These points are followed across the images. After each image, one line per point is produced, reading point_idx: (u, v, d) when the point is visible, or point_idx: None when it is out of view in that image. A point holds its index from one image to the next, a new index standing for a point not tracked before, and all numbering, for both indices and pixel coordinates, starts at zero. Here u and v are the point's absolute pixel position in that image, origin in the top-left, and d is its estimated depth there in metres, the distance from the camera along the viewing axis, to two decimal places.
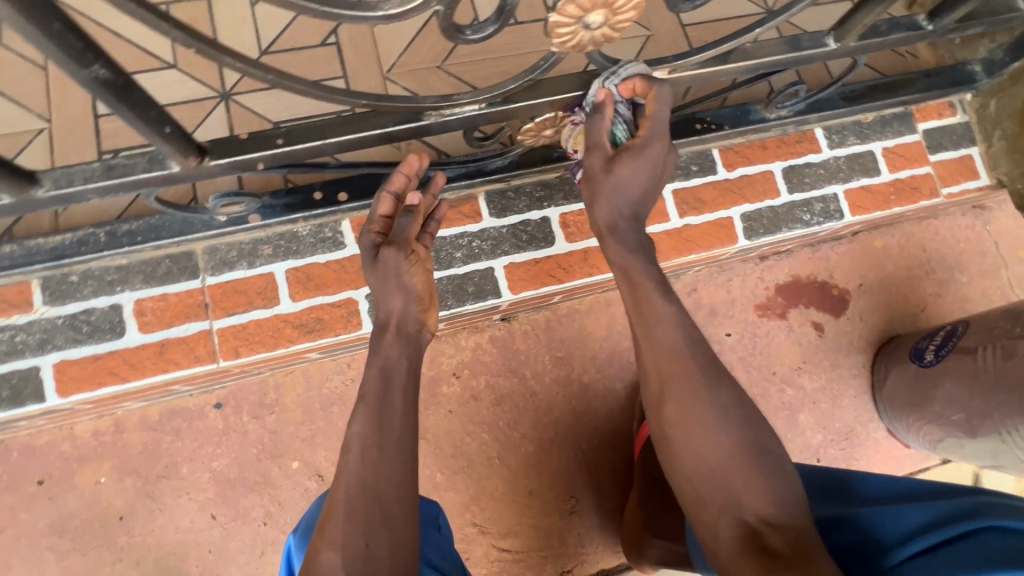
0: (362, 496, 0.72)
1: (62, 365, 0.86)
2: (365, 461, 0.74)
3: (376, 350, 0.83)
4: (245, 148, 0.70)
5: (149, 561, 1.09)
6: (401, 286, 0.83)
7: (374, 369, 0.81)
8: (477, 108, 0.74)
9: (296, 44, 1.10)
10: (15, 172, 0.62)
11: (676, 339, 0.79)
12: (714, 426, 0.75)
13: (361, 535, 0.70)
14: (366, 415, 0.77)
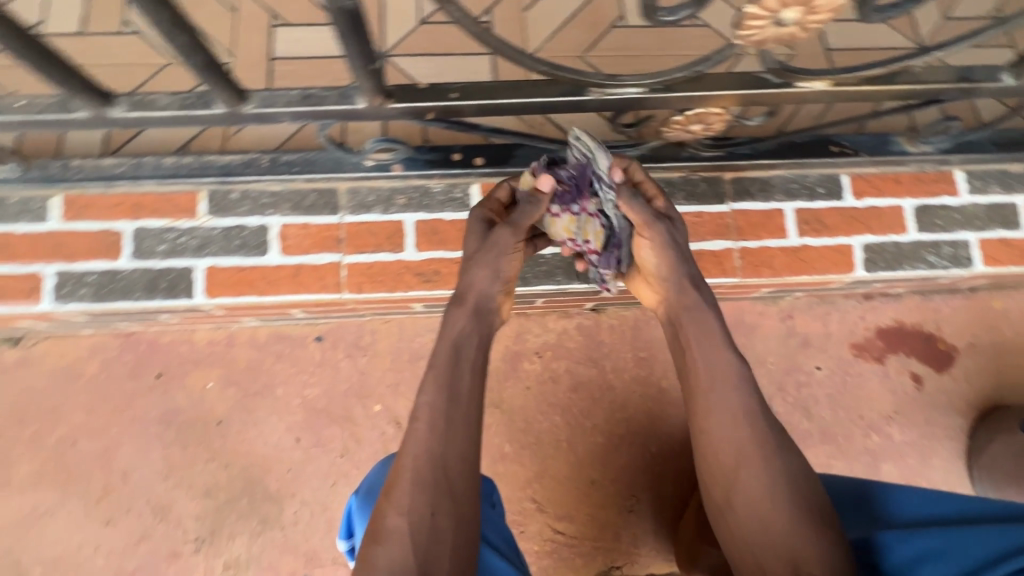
0: (429, 467, 0.76)
1: (212, 270, 0.96)
2: (429, 437, 0.77)
3: (451, 326, 0.86)
4: (424, 97, 0.76)
5: (236, 467, 1.18)
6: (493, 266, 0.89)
7: (445, 342, 0.85)
8: (637, 93, 0.77)
9: (451, 18, 1.17)
10: (235, 86, 0.70)
11: (735, 414, 0.80)
12: (772, 496, 0.76)
13: (428, 504, 0.74)
14: (432, 391, 0.80)
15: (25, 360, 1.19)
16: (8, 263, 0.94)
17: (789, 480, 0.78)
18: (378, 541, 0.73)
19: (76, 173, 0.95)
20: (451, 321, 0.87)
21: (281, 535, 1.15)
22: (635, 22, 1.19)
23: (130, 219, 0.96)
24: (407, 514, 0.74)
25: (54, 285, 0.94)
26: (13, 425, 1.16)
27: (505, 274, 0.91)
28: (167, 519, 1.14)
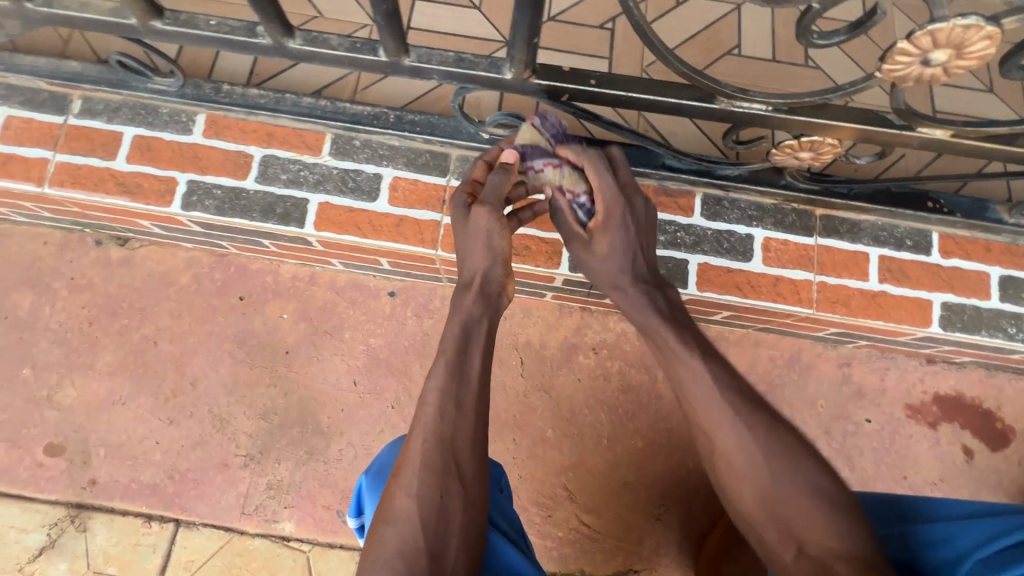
0: (437, 449, 0.69)
1: (325, 206, 1.03)
2: (436, 420, 0.71)
3: (459, 309, 0.80)
4: (564, 79, 0.82)
5: (294, 397, 1.23)
6: (488, 245, 0.81)
7: (455, 326, 0.78)
8: (762, 110, 0.81)
9: (577, 20, 1.23)
10: (402, 38, 0.77)
11: (705, 391, 0.77)
12: (759, 462, 0.72)
13: (435, 487, 0.68)
14: (440, 373, 0.74)
15: (127, 260, 1.29)
16: (148, 165, 1.02)
17: (771, 443, 0.74)
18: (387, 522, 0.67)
19: (224, 97, 1.03)
20: (460, 309, 0.80)
21: (323, 469, 1.20)
22: (749, 54, 1.24)
23: (261, 146, 1.04)
24: (419, 494, 0.67)
25: (184, 191, 1.02)
26: (105, 316, 1.26)
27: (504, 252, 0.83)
28: (224, 431, 1.21)
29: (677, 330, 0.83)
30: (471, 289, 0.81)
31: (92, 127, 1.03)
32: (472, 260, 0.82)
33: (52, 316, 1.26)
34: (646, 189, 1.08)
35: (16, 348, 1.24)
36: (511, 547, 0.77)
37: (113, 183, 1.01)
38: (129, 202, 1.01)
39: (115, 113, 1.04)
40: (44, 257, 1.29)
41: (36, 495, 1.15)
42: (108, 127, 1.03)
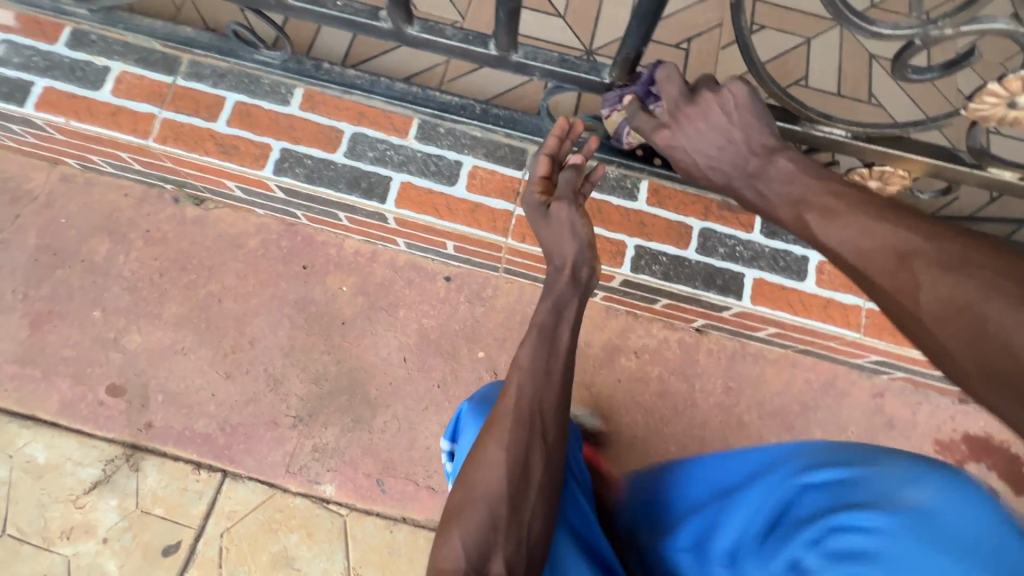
0: (527, 408, 0.74)
1: (406, 185, 1.09)
2: (524, 378, 0.75)
3: (549, 288, 0.82)
4: None
5: (346, 366, 1.28)
6: (574, 234, 0.82)
7: (544, 300, 0.81)
8: (841, 135, 0.87)
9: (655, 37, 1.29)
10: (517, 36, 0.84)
11: (846, 237, 0.63)
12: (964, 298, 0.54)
13: (521, 437, 0.72)
14: (530, 341, 0.77)
15: (202, 219, 1.35)
16: (246, 129, 1.09)
17: (963, 286, 0.54)
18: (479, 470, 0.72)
19: (323, 74, 1.10)
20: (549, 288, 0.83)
21: (367, 437, 1.24)
22: (816, 85, 1.29)
23: (352, 123, 1.10)
24: (502, 447, 0.72)
25: (277, 158, 1.08)
26: (175, 269, 1.32)
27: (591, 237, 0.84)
28: (277, 391, 1.25)
29: (815, 205, 0.67)
30: (559, 271, 0.83)
31: (198, 89, 1.10)
32: (562, 247, 0.83)
33: (126, 264, 1.32)
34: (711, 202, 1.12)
35: (89, 291, 1.30)
36: (583, 501, 0.89)
37: (212, 143, 1.08)
38: (225, 163, 1.07)
39: (220, 79, 1.11)
40: (123, 208, 1.35)
41: (95, 432, 1.20)
42: (213, 91, 1.10)
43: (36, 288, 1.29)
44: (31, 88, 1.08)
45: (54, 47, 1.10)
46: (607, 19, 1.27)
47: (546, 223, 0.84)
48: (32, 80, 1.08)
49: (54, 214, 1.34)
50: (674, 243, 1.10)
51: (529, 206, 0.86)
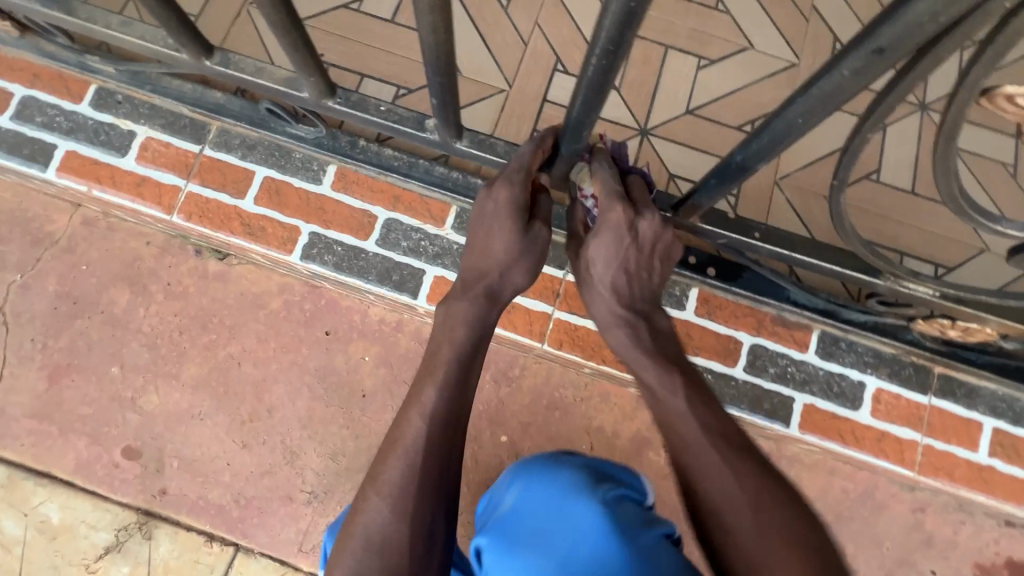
0: (431, 469, 0.64)
1: (439, 280, 1.02)
2: (430, 437, 0.65)
3: (476, 317, 0.74)
4: (729, 228, 0.82)
5: (364, 442, 1.24)
6: (534, 259, 0.79)
7: (464, 326, 0.74)
8: (927, 294, 0.81)
9: (716, 117, 1.18)
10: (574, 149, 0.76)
11: (696, 435, 0.65)
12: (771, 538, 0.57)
13: (416, 517, 0.62)
14: (447, 391, 0.68)
15: (224, 275, 1.29)
16: (275, 209, 1.03)
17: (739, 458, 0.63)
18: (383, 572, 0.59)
19: (359, 153, 1.02)
20: (451, 315, 0.75)
21: None
22: (888, 180, 1.16)
23: (386, 208, 1.03)
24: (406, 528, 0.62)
25: (306, 243, 1.02)
26: (196, 327, 1.28)
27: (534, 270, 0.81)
28: (293, 465, 1.22)
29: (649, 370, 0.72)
30: (481, 283, 0.77)
31: (226, 161, 1.03)
32: (502, 263, 0.77)
33: (145, 318, 1.28)
34: (764, 317, 1.04)
35: (108, 345, 1.26)
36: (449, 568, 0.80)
37: (239, 223, 1.02)
38: (251, 245, 1.02)
39: (249, 151, 1.04)
40: (145, 257, 1.30)
41: (110, 495, 1.19)
42: (241, 164, 1.03)
43: (56, 338, 1.27)
44: (53, 150, 1.03)
45: (78, 107, 1.04)
46: (665, 97, 1.18)
47: (522, 233, 0.77)
48: (55, 142, 1.03)
49: (75, 259, 1.29)
50: (722, 359, 1.03)
51: (492, 256, 0.78)
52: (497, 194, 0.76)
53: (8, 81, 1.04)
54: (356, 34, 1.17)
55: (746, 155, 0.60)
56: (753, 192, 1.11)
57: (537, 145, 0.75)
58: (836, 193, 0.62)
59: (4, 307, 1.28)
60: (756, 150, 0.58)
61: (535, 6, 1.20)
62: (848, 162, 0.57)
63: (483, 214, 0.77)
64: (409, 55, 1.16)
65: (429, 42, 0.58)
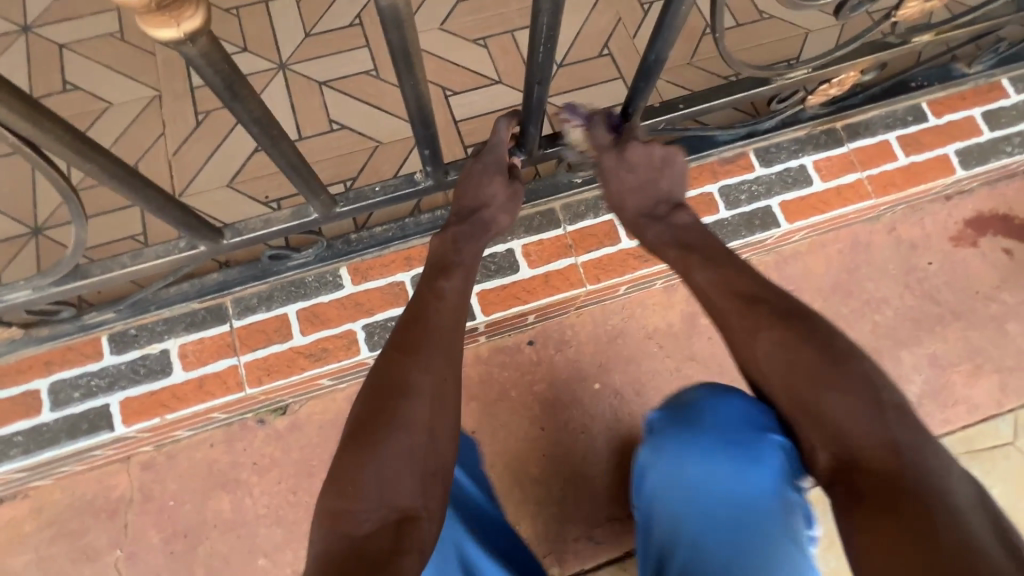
0: (442, 339, 0.77)
1: (481, 293, 1.18)
2: (449, 317, 0.80)
3: (463, 239, 0.89)
4: (660, 113, 1.03)
5: (499, 464, 1.36)
6: (504, 192, 0.91)
7: (466, 248, 0.88)
8: (805, 74, 1.04)
9: (580, 57, 1.41)
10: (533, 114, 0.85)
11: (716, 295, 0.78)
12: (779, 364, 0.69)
13: (444, 370, 0.75)
14: (458, 279, 0.84)
15: (296, 424, 1.36)
16: (323, 328, 1.13)
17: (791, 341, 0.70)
18: (406, 398, 0.71)
19: (358, 245, 1.15)
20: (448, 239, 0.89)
21: (557, 509, 1.33)
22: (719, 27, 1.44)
23: (406, 270, 1.17)
24: (431, 376, 0.73)
25: (365, 336, 1.14)
26: (304, 480, 1.33)
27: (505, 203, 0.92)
28: None
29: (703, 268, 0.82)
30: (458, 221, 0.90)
31: (259, 320, 1.12)
32: (487, 188, 0.90)
33: (256, 503, 1.32)
34: (712, 165, 1.28)
35: (240, 547, 1.29)
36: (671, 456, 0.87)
37: (303, 357, 1.12)
38: (325, 366, 1.12)
39: (271, 299, 1.13)
40: (218, 456, 1.34)
41: None
42: (272, 314, 1.13)
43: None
44: (108, 409, 1.07)
45: (103, 361, 1.09)
46: None
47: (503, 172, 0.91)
48: (105, 401, 1.07)
49: (160, 501, 1.31)
50: (708, 212, 1.25)
51: (482, 191, 0.91)
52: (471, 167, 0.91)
53: (26, 382, 1.07)
54: None
55: (657, 50, 0.80)
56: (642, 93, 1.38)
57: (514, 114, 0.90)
58: (718, 44, 0.84)
59: None
60: (663, 41, 0.78)
61: None
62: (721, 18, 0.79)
63: (479, 162, 0.91)
64: (334, 154, 1.30)
65: (414, 107, 0.73)
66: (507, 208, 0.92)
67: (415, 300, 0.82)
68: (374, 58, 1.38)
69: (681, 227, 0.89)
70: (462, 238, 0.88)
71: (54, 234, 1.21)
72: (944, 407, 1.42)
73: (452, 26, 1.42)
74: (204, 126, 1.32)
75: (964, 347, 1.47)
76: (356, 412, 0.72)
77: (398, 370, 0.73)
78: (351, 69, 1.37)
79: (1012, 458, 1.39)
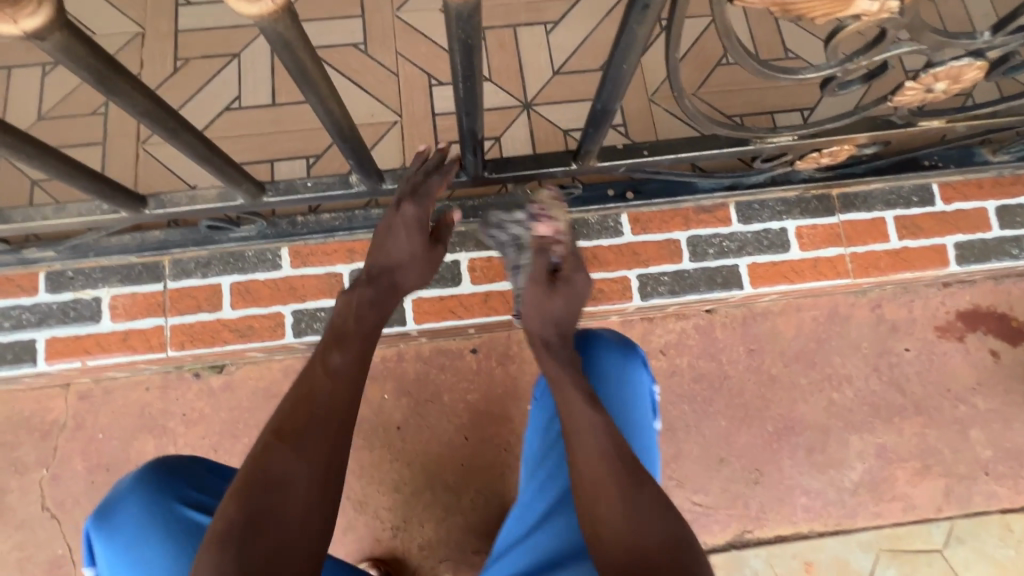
0: (329, 417, 0.77)
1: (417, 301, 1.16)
2: (337, 394, 0.79)
3: (378, 302, 0.89)
4: (622, 155, 0.94)
5: (417, 464, 1.36)
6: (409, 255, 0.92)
7: (369, 311, 0.88)
8: (790, 140, 0.95)
9: (580, 67, 1.33)
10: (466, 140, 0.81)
11: (600, 438, 0.83)
12: (633, 516, 0.77)
13: (324, 460, 0.76)
14: (352, 353, 0.83)
15: (229, 384, 1.39)
16: (252, 306, 1.12)
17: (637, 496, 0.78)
18: (279, 492, 0.71)
19: (302, 228, 1.13)
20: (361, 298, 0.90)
21: (462, 520, 1.34)
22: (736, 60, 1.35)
23: (346, 263, 1.15)
24: (313, 466, 0.74)
25: (292, 321, 1.12)
26: (227, 440, 1.37)
27: (416, 262, 0.93)
28: (366, 511, 1.33)
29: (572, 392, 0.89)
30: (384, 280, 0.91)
31: (191, 286, 1.12)
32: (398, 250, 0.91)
33: (178, 453, 1.36)
34: (687, 212, 1.21)
35: None
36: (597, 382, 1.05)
37: (227, 330, 1.11)
38: (247, 344, 1.11)
39: (207, 267, 1.13)
40: (151, 401, 1.38)
41: None
42: (205, 281, 1.13)
43: None
44: (34, 344, 1.10)
45: (37, 297, 1.11)
46: (531, 66, 1.32)
47: (415, 236, 0.91)
48: (32, 336, 1.09)
49: (90, 432, 1.36)
50: (670, 260, 1.19)
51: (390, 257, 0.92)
52: (409, 213, 0.89)
53: None
54: (248, 128, 1.26)
55: (603, 102, 0.75)
56: (635, 117, 1.30)
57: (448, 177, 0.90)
58: (680, 98, 0.76)
59: (45, 503, 1.33)
60: (609, 95, 0.74)
61: (389, 40, 1.32)
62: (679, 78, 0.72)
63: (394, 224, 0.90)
64: (304, 127, 1.26)
65: (327, 122, 0.70)
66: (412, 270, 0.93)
67: (303, 375, 0.81)
68: (366, 30, 1.32)
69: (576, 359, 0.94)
70: (373, 298, 0.89)
71: None
72: (879, 501, 1.37)
73: None
74: (182, 73, 1.29)
75: (917, 444, 1.40)
76: (227, 513, 0.71)
77: (277, 461, 0.73)
78: (339, 39, 1.32)
79: (935, 565, 1.34)
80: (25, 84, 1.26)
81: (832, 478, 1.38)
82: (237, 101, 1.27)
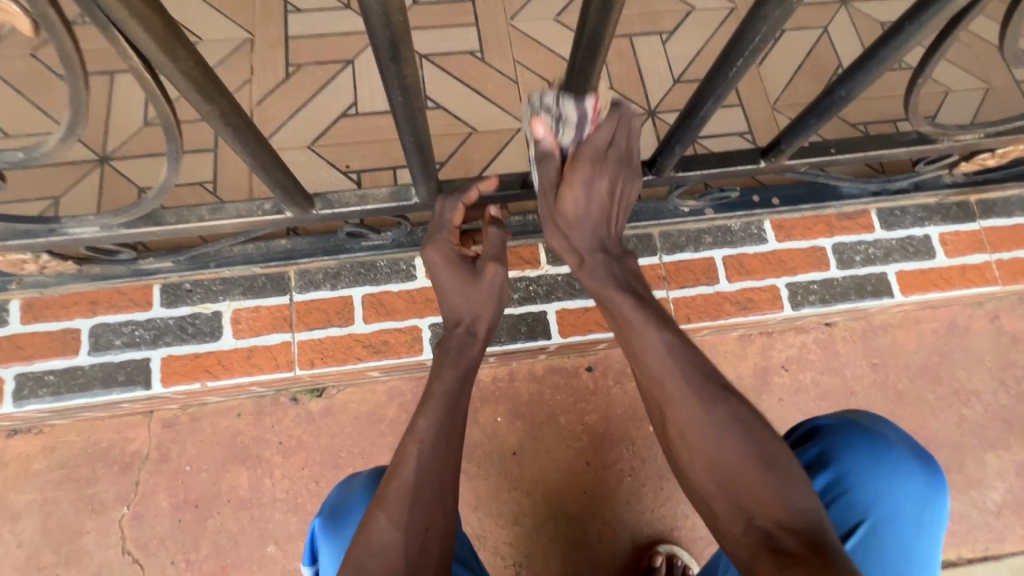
0: (429, 480, 0.72)
1: (562, 312, 1.13)
2: (425, 465, 0.72)
3: (459, 355, 0.82)
4: (809, 153, 0.92)
5: (537, 493, 1.26)
6: (469, 296, 0.84)
7: (451, 368, 0.81)
8: (977, 137, 0.91)
9: (700, 75, 1.30)
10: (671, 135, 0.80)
11: (665, 365, 0.73)
12: (719, 438, 0.70)
13: (417, 524, 0.69)
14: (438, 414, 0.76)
15: (330, 409, 1.27)
16: (387, 319, 1.04)
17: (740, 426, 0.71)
18: (374, 559, 0.67)
19: None
20: (447, 350, 0.83)
21: (590, 554, 1.24)
22: None
23: None
24: (405, 531, 0.68)
25: (430, 335, 1.04)
26: (328, 469, 1.24)
27: (484, 313, 0.85)
28: (486, 546, 1.22)
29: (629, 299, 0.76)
30: (457, 331, 0.84)
31: (321, 298, 1.04)
32: (458, 303, 0.84)
33: (275, 486, 1.23)
34: (830, 218, 1.17)
35: (251, 529, 1.21)
36: (900, 469, 0.84)
37: (361, 346, 1.03)
38: (383, 361, 1.03)
39: (337, 278, 1.05)
40: (243, 429, 1.25)
41: None
42: (335, 293, 1.04)
43: (196, 550, 1.20)
44: (148, 364, 1.00)
45: (151, 312, 1.01)
46: (652, 74, 1.29)
47: (464, 277, 0.84)
48: (147, 355, 1.00)
49: (177, 465, 1.23)
50: (818, 267, 1.15)
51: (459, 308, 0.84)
52: (431, 259, 0.84)
53: (68, 319, 1.00)
54: (366, 135, 1.20)
55: (852, 87, 0.71)
56: (761, 125, 1.28)
57: (457, 205, 0.83)
58: (917, 82, 0.76)
59: (126, 546, 1.20)
60: (865, 77, 0.69)
61: (507, 47, 1.29)
62: (942, 55, 0.70)
63: (443, 269, 0.84)
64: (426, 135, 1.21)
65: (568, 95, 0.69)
66: (468, 309, 0.84)
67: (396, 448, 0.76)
68: (480, 38, 1.29)
69: (634, 279, 0.81)
70: (451, 352, 0.82)
71: (121, 165, 1.14)
72: None
73: (567, 19, 1.32)
74: (294, 80, 1.23)
75: None
76: None
77: (380, 533, 0.68)
78: (454, 46, 1.28)
79: None
80: (129, 90, 1.20)
81: (973, 499, 1.31)
82: (354, 107, 1.22)
